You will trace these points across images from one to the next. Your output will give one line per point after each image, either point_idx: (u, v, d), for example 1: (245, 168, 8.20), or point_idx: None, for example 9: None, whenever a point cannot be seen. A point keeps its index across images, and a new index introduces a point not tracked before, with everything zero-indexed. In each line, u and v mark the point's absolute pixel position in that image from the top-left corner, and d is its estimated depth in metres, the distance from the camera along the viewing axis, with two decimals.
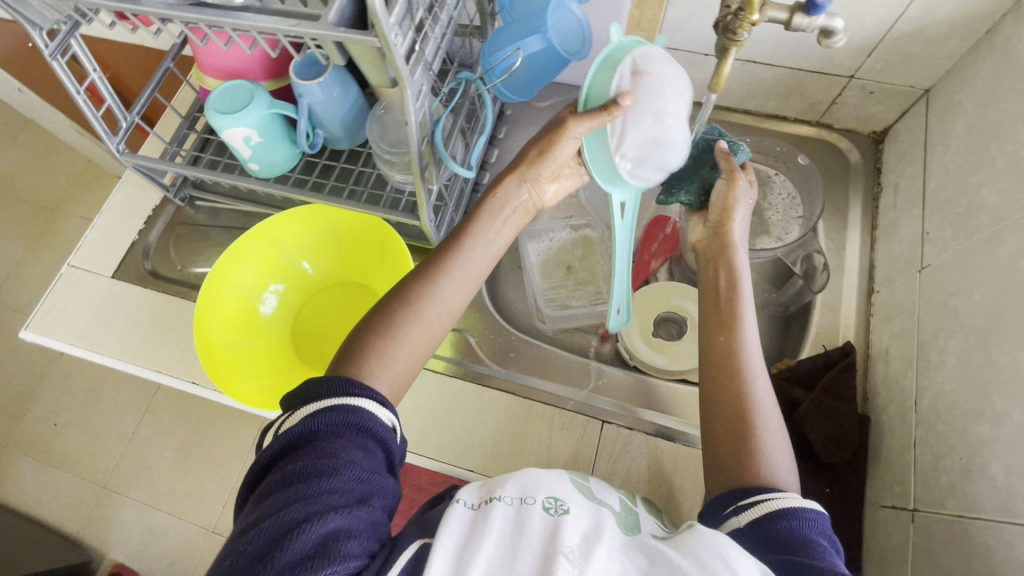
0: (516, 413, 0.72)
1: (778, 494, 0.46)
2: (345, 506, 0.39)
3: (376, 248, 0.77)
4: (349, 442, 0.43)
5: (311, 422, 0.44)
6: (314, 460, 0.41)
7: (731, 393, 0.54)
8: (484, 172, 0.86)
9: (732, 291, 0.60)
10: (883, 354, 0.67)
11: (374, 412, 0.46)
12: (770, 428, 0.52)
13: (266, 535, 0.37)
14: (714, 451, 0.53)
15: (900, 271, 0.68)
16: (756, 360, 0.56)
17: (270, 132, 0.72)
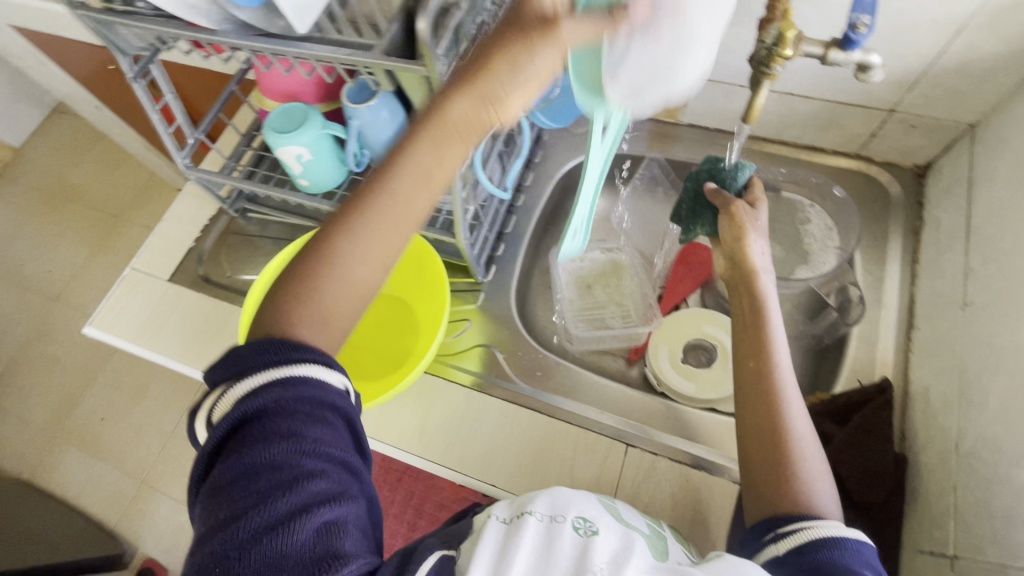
0: (541, 430, 0.73)
1: (819, 521, 0.46)
2: (329, 489, 0.39)
3: (416, 262, 0.80)
4: (313, 419, 0.41)
5: (258, 400, 0.40)
6: (279, 446, 0.39)
7: (766, 417, 0.53)
8: (519, 195, 0.90)
9: (758, 315, 0.58)
10: (923, 393, 0.64)
11: (322, 376, 0.42)
12: (809, 455, 0.51)
13: (252, 532, 0.36)
14: (749, 479, 0.52)
15: (943, 307, 0.66)
16: (791, 384, 0.55)
17: (321, 150, 0.77)
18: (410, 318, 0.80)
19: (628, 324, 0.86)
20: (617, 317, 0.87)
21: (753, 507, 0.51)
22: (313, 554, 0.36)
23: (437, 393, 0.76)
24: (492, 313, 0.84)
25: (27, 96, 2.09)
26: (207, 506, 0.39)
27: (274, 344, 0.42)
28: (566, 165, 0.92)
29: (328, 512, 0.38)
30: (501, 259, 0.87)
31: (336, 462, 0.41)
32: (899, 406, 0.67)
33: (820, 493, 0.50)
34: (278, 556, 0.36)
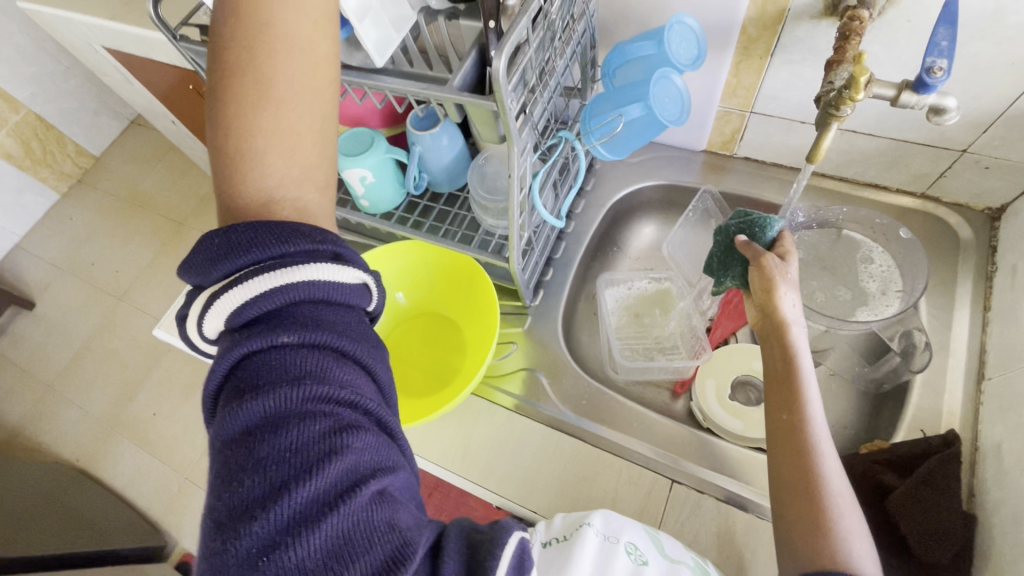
0: (584, 459, 0.72)
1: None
2: (370, 442, 0.37)
3: (467, 284, 0.82)
4: (336, 354, 0.40)
5: (283, 334, 0.38)
6: (310, 389, 0.37)
7: (798, 470, 0.51)
8: (569, 221, 0.92)
9: (788, 367, 0.55)
10: (994, 449, 0.61)
11: (334, 281, 0.41)
12: (844, 513, 0.48)
13: (301, 501, 0.33)
14: (786, 531, 0.50)
15: (1017, 359, 0.63)
16: (825, 436, 0.52)
17: (383, 173, 0.80)
18: (460, 338, 0.82)
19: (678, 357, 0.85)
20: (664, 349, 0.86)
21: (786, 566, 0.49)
22: (373, 523, 0.34)
23: (482, 414, 0.77)
24: (538, 337, 0.85)
25: (109, 109, 2.27)
26: (223, 473, 0.35)
27: (267, 239, 0.41)
28: (618, 192, 0.93)
29: (378, 473, 0.36)
30: (549, 284, 0.88)
31: (368, 410, 0.39)
32: (967, 460, 0.64)
33: (859, 550, 0.47)
34: (335, 535, 0.33)
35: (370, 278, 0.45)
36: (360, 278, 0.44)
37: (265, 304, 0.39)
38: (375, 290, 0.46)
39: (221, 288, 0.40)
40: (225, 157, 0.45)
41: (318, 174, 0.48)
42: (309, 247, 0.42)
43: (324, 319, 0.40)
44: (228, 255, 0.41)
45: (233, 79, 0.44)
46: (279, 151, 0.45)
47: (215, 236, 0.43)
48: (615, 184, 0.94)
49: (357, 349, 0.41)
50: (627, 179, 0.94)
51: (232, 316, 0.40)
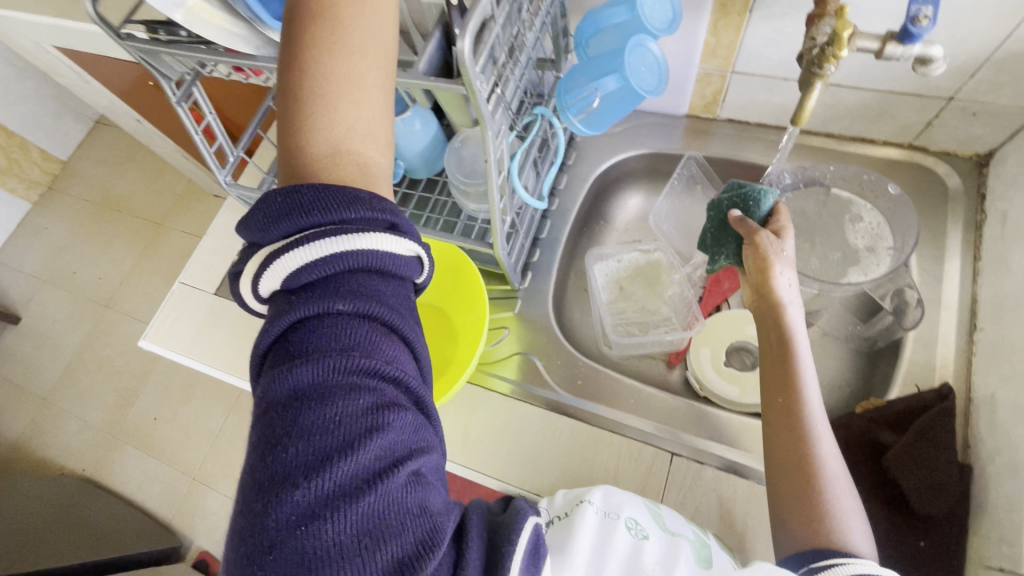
0: (584, 438, 0.72)
1: (843, 559, 0.44)
2: (412, 422, 0.36)
3: (451, 273, 0.81)
4: (385, 327, 0.38)
5: (335, 301, 0.36)
6: (357, 362, 0.35)
7: (793, 450, 0.51)
8: (553, 199, 0.89)
9: (784, 348, 0.55)
10: (988, 400, 0.61)
11: (392, 252, 0.39)
12: (839, 492, 0.49)
13: (340, 476, 0.32)
14: (779, 507, 0.51)
15: (1009, 309, 0.63)
16: (821, 416, 0.52)
17: None
18: (450, 325, 0.80)
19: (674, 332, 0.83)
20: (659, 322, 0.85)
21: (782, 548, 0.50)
22: (406, 506, 0.33)
23: (479, 402, 0.77)
24: (531, 320, 0.83)
25: (71, 110, 2.18)
26: (266, 436, 0.34)
27: (327, 202, 0.38)
28: (602, 165, 0.91)
29: (416, 455, 0.35)
30: (537, 265, 0.86)
31: (412, 388, 0.38)
32: (962, 413, 0.64)
33: (849, 525, 0.48)
34: (371, 514, 0.32)
35: (426, 253, 0.42)
36: (416, 251, 0.41)
37: (325, 269, 0.36)
38: (428, 265, 0.43)
39: (279, 245, 0.37)
40: (294, 101, 0.42)
41: (383, 131, 0.44)
42: (368, 215, 0.38)
43: (378, 291, 0.38)
44: (290, 215, 0.38)
45: (305, 26, 0.42)
46: (350, 99, 0.42)
47: (274, 191, 0.39)
48: (597, 156, 0.91)
49: (408, 326, 0.39)
50: (609, 150, 0.91)
51: (288, 277, 0.37)
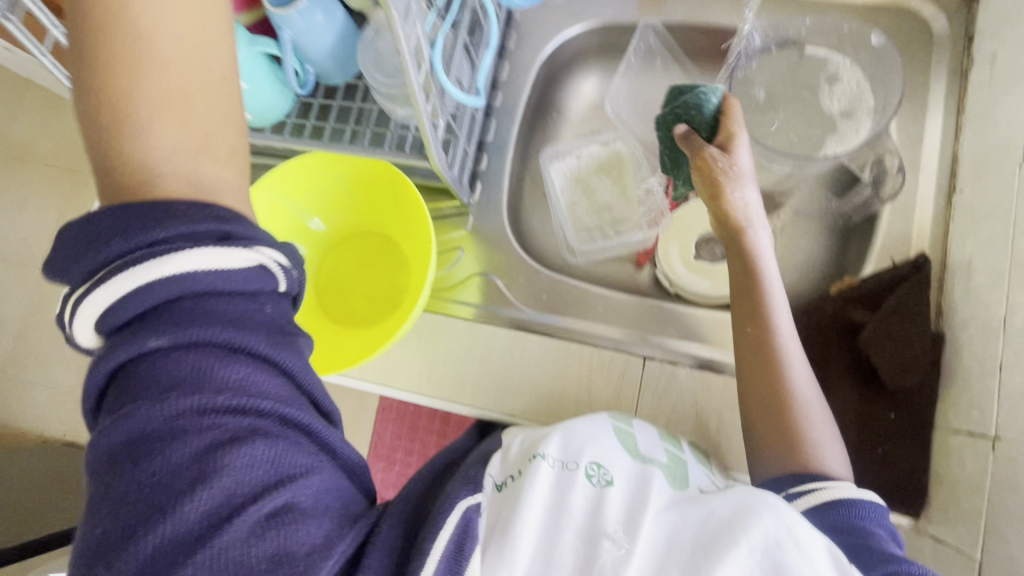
0: (554, 355, 0.69)
1: (829, 483, 0.47)
2: (263, 457, 0.31)
3: (388, 192, 0.72)
4: (222, 350, 0.32)
5: (148, 339, 0.31)
6: (179, 407, 0.30)
7: (766, 380, 0.52)
8: (495, 92, 0.77)
9: (751, 277, 0.54)
10: (964, 266, 0.59)
11: (215, 269, 0.31)
12: (812, 416, 0.51)
13: (162, 539, 0.29)
14: (753, 434, 0.52)
15: (992, 166, 0.58)
16: (789, 337, 0.53)
17: (255, 75, 0.64)
18: (399, 253, 0.73)
19: (644, 234, 0.78)
20: (625, 222, 0.79)
21: (776, 463, 0.50)
22: (251, 559, 0.29)
23: (440, 330, 0.71)
24: (485, 236, 0.76)
25: None
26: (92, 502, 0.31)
27: (128, 225, 0.31)
28: (547, 47, 0.79)
29: (269, 492, 0.31)
30: (485, 173, 0.77)
31: (267, 413, 0.32)
32: (937, 282, 0.62)
33: (818, 439, 0.50)
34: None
35: (271, 257, 0.34)
36: (257, 258, 0.33)
37: (136, 306, 0.31)
38: (291, 267, 0.36)
39: (86, 287, 0.31)
40: (94, 132, 0.34)
41: (224, 142, 0.36)
42: (185, 229, 0.32)
43: (207, 311, 0.32)
44: (98, 244, 0.31)
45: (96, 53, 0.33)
46: (163, 121, 0.34)
47: (72, 222, 0.33)
48: (541, 35, 0.79)
49: (258, 342, 0.32)
50: (554, 27, 0.78)
51: (98, 321, 0.32)
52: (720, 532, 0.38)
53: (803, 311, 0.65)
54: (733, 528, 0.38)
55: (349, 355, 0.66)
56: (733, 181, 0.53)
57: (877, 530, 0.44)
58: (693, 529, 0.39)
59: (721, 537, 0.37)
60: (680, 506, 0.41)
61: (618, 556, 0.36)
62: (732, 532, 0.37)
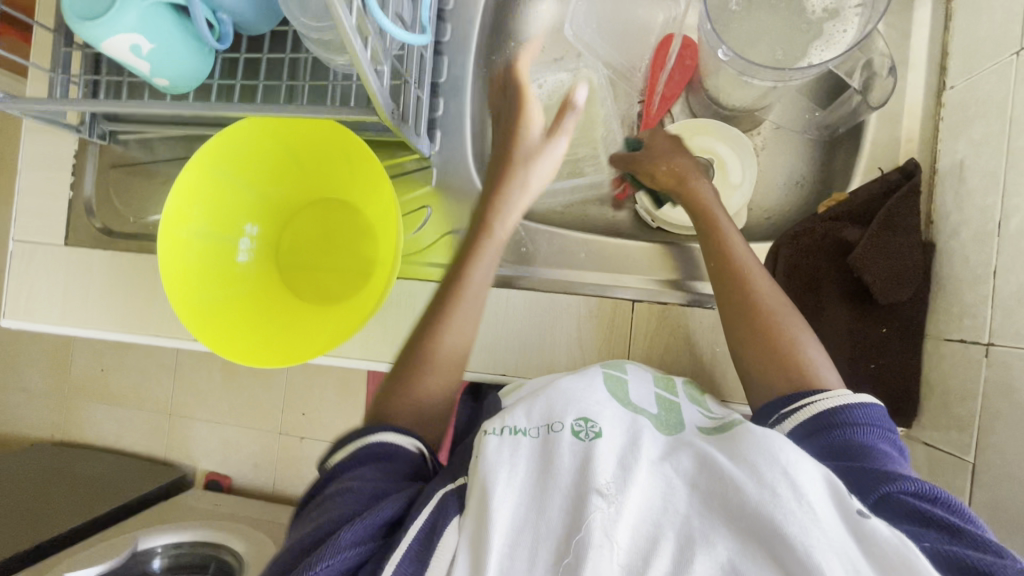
0: (540, 308, 0.66)
1: (821, 396, 0.45)
2: (356, 504, 0.41)
3: (337, 154, 0.65)
4: (366, 455, 0.45)
5: (332, 461, 0.46)
6: (332, 484, 0.44)
7: (734, 299, 0.53)
8: (442, 25, 0.70)
9: (704, 211, 0.59)
10: (956, 168, 0.56)
11: (385, 431, 0.47)
12: (783, 319, 0.51)
13: (292, 552, 0.40)
14: (744, 359, 0.51)
15: (986, 56, 0.54)
16: (749, 258, 0.55)
17: (160, 31, 0.54)
18: (361, 218, 0.68)
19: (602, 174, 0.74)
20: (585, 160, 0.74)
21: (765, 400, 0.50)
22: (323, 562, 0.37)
23: (418, 297, 0.68)
24: (454, 189, 0.70)
25: None
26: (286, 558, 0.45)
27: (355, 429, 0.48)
28: None
29: (351, 519, 0.39)
30: (443, 119, 0.71)
31: (372, 480, 0.43)
32: (927, 188, 0.60)
33: (812, 359, 0.49)
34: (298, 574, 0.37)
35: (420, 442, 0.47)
36: (414, 442, 0.47)
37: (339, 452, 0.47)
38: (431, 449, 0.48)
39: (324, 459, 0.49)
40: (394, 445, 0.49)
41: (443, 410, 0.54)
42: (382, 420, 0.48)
43: (367, 442, 0.46)
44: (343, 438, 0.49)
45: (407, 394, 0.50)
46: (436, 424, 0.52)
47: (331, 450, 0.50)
48: None
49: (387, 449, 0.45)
50: None
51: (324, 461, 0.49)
52: (713, 491, 0.36)
53: (793, 234, 0.62)
54: (725, 485, 0.36)
55: (321, 337, 0.62)
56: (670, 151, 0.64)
57: (876, 445, 0.42)
58: (688, 484, 0.37)
59: (713, 499, 0.36)
60: (672, 457, 0.40)
61: (610, 515, 0.35)
62: (724, 489, 0.36)
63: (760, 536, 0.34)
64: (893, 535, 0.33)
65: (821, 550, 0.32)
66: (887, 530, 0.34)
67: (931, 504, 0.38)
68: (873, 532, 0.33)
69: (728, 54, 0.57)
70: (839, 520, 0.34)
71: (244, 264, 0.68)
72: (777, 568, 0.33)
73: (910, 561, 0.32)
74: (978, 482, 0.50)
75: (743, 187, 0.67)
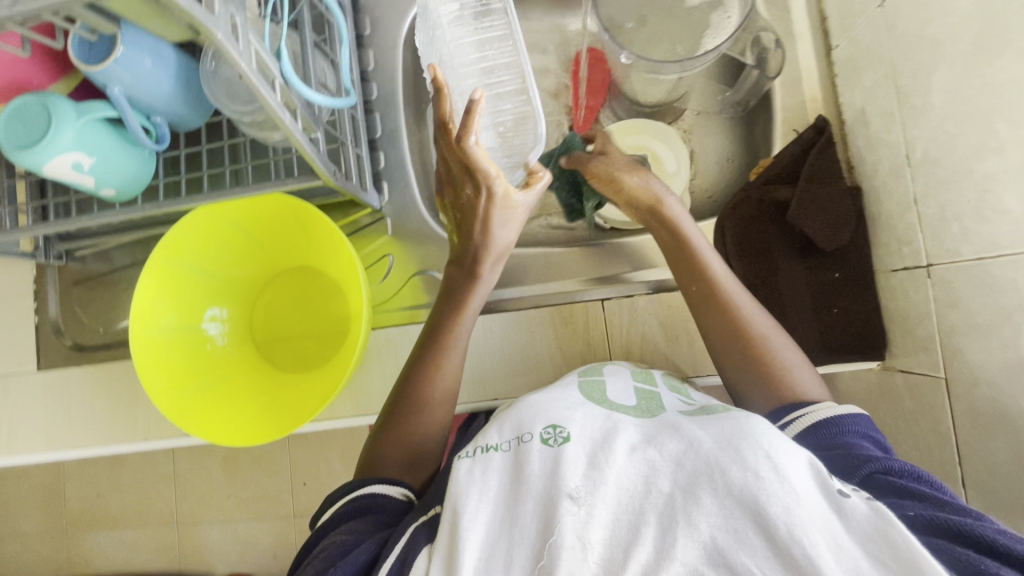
0: (516, 328, 0.68)
1: (807, 409, 0.49)
2: (334, 554, 0.42)
3: (291, 223, 0.66)
4: (348, 510, 0.47)
5: (318, 521, 0.49)
6: (318, 540, 0.47)
7: (727, 323, 0.54)
8: (368, 85, 0.73)
9: (679, 238, 0.57)
10: (860, 116, 0.61)
11: (365, 485, 0.49)
12: (775, 344, 0.53)
13: None
14: (738, 376, 0.54)
15: (857, 13, 0.59)
16: (730, 283, 0.56)
17: (99, 144, 0.56)
18: (328, 280, 0.70)
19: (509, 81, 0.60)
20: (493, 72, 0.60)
21: (760, 390, 0.52)
22: None
23: (398, 343, 0.69)
24: (410, 235, 0.73)
25: None
26: None
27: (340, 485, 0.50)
28: (404, 21, 0.74)
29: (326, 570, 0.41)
30: (387, 171, 0.73)
31: (352, 531, 0.44)
32: (841, 139, 0.64)
33: (789, 361, 0.53)
34: None
35: (399, 488, 0.49)
36: (393, 489, 0.49)
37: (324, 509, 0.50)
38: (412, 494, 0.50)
39: (313, 517, 0.52)
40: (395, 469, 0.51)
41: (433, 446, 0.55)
42: (365, 476, 0.50)
43: (348, 496, 0.48)
44: (327, 497, 0.51)
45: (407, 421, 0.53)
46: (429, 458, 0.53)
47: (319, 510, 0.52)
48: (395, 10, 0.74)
49: (367, 499, 0.48)
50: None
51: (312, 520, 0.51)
52: (697, 471, 0.38)
53: (732, 206, 0.66)
54: (710, 468, 0.37)
55: (312, 400, 0.63)
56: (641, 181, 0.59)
57: (861, 441, 0.46)
58: (669, 466, 0.39)
59: (699, 477, 0.37)
60: (655, 442, 0.41)
61: (582, 517, 0.36)
62: (709, 470, 0.37)
63: (744, 513, 0.35)
64: (871, 511, 0.35)
65: (804, 529, 0.34)
66: (868, 507, 0.35)
67: (915, 487, 0.41)
68: (852, 510, 0.35)
69: (631, 57, 0.61)
70: (820, 497, 0.36)
71: (216, 350, 0.69)
72: (763, 543, 0.34)
73: (889, 534, 0.33)
74: (954, 397, 0.52)
75: (678, 175, 0.72)
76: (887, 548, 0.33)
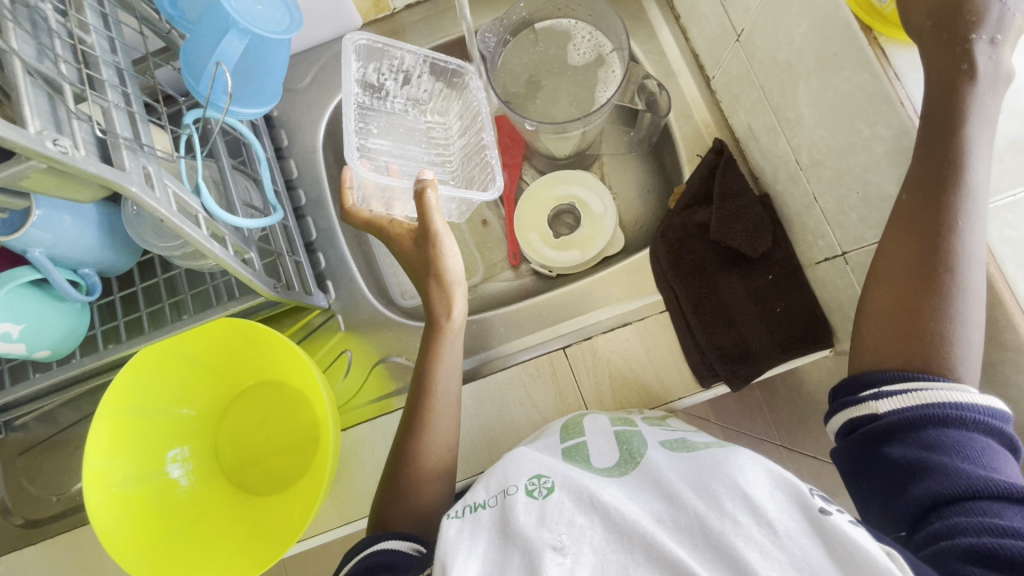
0: (487, 394, 0.68)
1: (934, 385, 0.42)
2: None
3: (239, 343, 0.65)
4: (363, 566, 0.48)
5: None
6: None
7: (922, 247, 0.44)
8: (296, 193, 0.75)
9: (946, 130, 0.43)
10: (749, 133, 0.67)
11: (378, 540, 0.50)
12: (970, 298, 0.43)
13: None
14: (892, 317, 0.46)
15: (722, 48, 0.66)
16: (970, 210, 0.43)
17: (24, 310, 0.55)
18: (290, 390, 0.68)
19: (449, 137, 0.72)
20: (434, 127, 0.72)
21: (895, 341, 0.46)
22: None
23: (371, 438, 0.67)
24: (363, 327, 0.73)
25: None
26: None
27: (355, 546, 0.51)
28: (319, 127, 0.77)
29: None
30: (330, 270, 0.74)
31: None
32: (739, 155, 0.70)
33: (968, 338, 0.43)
34: None
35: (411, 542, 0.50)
36: (405, 543, 0.50)
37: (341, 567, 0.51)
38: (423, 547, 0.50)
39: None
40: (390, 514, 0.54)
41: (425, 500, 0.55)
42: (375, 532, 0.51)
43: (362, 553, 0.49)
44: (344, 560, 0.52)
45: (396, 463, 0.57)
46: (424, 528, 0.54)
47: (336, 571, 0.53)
48: (308, 118, 0.77)
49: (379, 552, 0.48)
50: (317, 105, 0.77)
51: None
52: (684, 523, 0.39)
53: (660, 233, 0.70)
54: (695, 525, 0.38)
55: (291, 523, 0.60)
56: (973, 70, 0.43)
57: (991, 451, 0.40)
58: (653, 520, 0.39)
59: (684, 531, 0.38)
60: (640, 498, 0.42)
61: (567, 565, 0.37)
62: (692, 521, 0.38)
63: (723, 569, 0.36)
64: (853, 531, 0.35)
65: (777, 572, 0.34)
66: (849, 525, 0.36)
67: (998, 511, 0.38)
68: (834, 528, 0.35)
69: (534, 124, 0.67)
70: (800, 522, 0.37)
71: (183, 492, 0.65)
72: None
73: (867, 561, 0.34)
74: None
75: (606, 214, 0.76)
76: (862, 569, 0.34)
